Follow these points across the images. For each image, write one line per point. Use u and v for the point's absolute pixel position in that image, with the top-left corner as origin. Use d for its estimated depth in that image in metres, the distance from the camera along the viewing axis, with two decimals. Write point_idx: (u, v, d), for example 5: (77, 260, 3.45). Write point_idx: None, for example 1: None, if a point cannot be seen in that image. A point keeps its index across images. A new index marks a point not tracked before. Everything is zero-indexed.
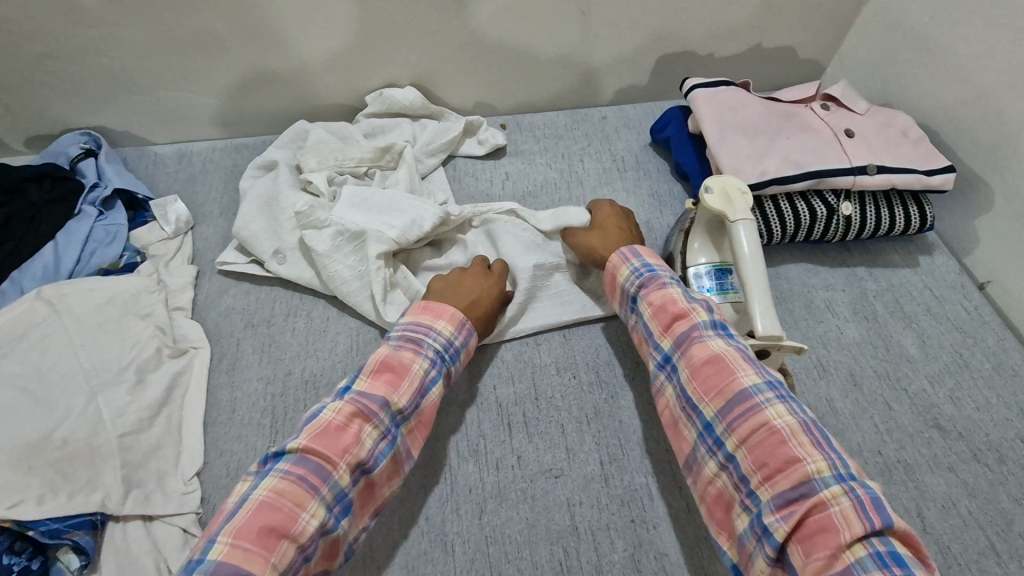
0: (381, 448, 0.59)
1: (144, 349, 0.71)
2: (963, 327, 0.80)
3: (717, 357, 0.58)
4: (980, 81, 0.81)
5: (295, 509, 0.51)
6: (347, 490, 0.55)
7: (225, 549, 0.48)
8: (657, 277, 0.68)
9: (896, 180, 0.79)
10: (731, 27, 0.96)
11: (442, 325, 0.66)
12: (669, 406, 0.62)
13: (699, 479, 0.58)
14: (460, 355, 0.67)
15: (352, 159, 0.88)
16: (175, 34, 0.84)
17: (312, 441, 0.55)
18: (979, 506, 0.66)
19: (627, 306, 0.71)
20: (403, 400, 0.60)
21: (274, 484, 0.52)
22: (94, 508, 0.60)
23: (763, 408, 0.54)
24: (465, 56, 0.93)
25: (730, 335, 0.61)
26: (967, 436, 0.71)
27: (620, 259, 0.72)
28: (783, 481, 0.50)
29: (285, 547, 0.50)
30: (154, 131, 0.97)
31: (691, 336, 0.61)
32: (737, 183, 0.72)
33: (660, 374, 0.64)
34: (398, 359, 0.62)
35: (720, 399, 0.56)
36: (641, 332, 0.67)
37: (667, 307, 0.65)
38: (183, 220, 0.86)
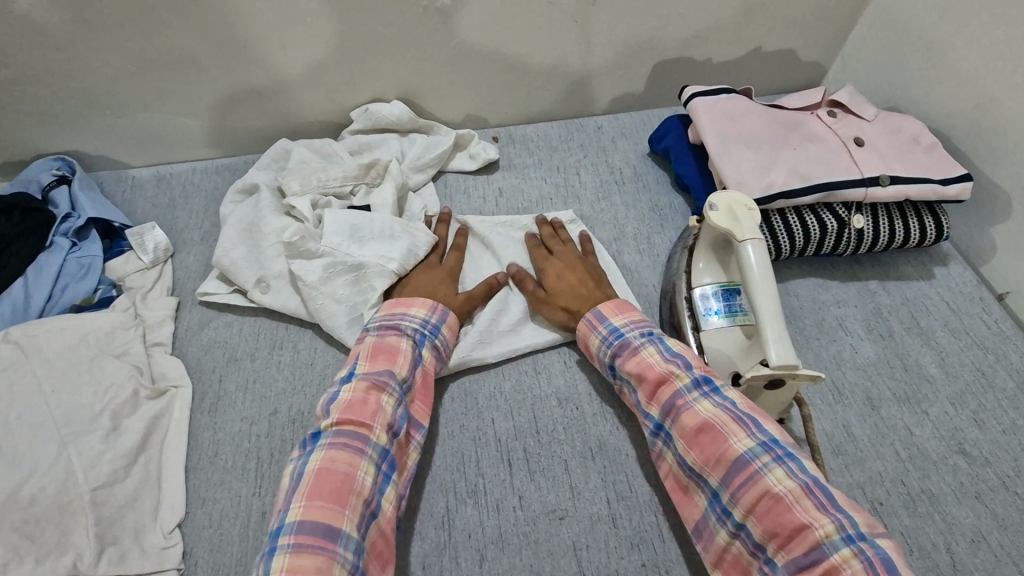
0: (401, 412, 0.61)
1: (119, 391, 0.66)
2: (983, 343, 0.76)
3: (707, 425, 0.57)
4: (994, 84, 0.78)
5: (351, 469, 0.55)
6: (388, 448, 0.59)
7: (301, 511, 0.52)
8: (629, 342, 0.66)
9: (910, 191, 0.75)
10: (730, 31, 0.93)
11: (415, 309, 0.69)
12: (671, 473, 0.61)
13: (710, 548, 0.56)
14: (441, 330, 0.69)
15: (337, 178, 0.84)
16: (148, 54, 0.80)
17: (343, 415, 0.58)
18: (1010, 539, 0.62)
19: (608, 372, 0.68)
20: (406, 369, 0.64)
21: (323, 455, 0.55)
22: (65, 571, 0.55)
23: (763, 475, 0.52)
24: (454, 69, 0.89)
25: (716, 392, 0.60)
26: (994, 461, 0.67)
27: (588, 326, 0.70)
28: (797, 549, 0.49)
29: (355, 503, 0.54)
30: (131, 154, 0.93)
31: (678, 404, 0.59)
32: (743, 199, 0.68)
33: (655, 441, 0.62)
34: (386, 342, 0.65)
35: (719, 469, 0.55)
36: (629, 398, 0.66)
37: (647, 374, 0.63)
38: (162, 248, 0.82)
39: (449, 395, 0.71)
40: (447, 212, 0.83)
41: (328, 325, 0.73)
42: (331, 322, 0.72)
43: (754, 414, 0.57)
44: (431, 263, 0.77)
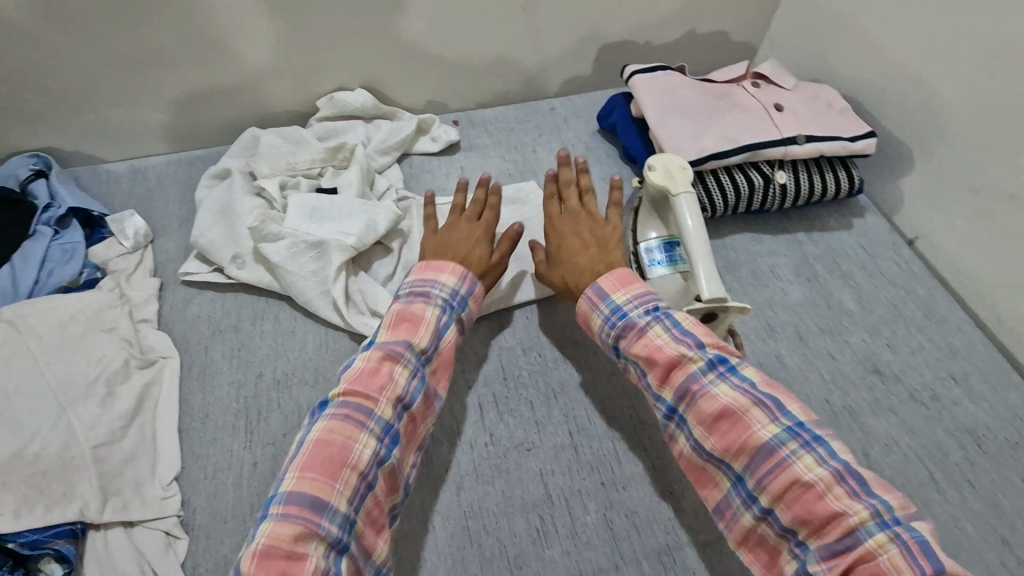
0: (414, 385, 0.61)
1: (111, 361, 0.71)
2: (895, 281, 0.86)
3: (728, 411, 0.55)
4: (894, 53, 0.88)
5: (348, 441, 0.55)
6: (392, 422, 0.58)
7: (293, 482, 0.52)
8: (633, 321, 0.63)
9: (823, 148, 0.85)
10: (667, 15, 1.02)
11: (445, 277, 0.68)
12: (686, 456, 0.60)
13: (733, 528, 0.56)
14: (468, 303, 0.69)
15: (305, 161, 0.90)
16: (121, 50, 0.84)
17: (351, 384, 0.58)
18: (917, 441, 0.72)
19: (612, 352, 0.67)
20: (424, 341, 0.63)
21: (324, 425, 0.56)
22: (72, 518, 0.60)
23: (792, 462, 0.52)
24: (414, 57, 0.96)
25: (733, 372, 0.58)
26: (903, 378, 0.77)
27: (588, 304, 0.67)
28: (829, 535, 0.49)
29: (348, 476, 0.54)
30: (105, 148, 0.97)
31: (693, 389, 0.58)
32: (676, 160, 0.77)
33: (667, 425, 0.61)
34: (412, 310, 0.65)
35: (745, 455, 0.54)
36: (638, 379, 0.64)
37: (655, 356, 0.60)
38: (142, 234, 0.86)
39: None
40: (487, 175, 0.79)
41: (302, 293, 0.78)
42: (304, 291, 0.78)
43: (777, 397, 0.56)
44: (469, 222, 0.75)
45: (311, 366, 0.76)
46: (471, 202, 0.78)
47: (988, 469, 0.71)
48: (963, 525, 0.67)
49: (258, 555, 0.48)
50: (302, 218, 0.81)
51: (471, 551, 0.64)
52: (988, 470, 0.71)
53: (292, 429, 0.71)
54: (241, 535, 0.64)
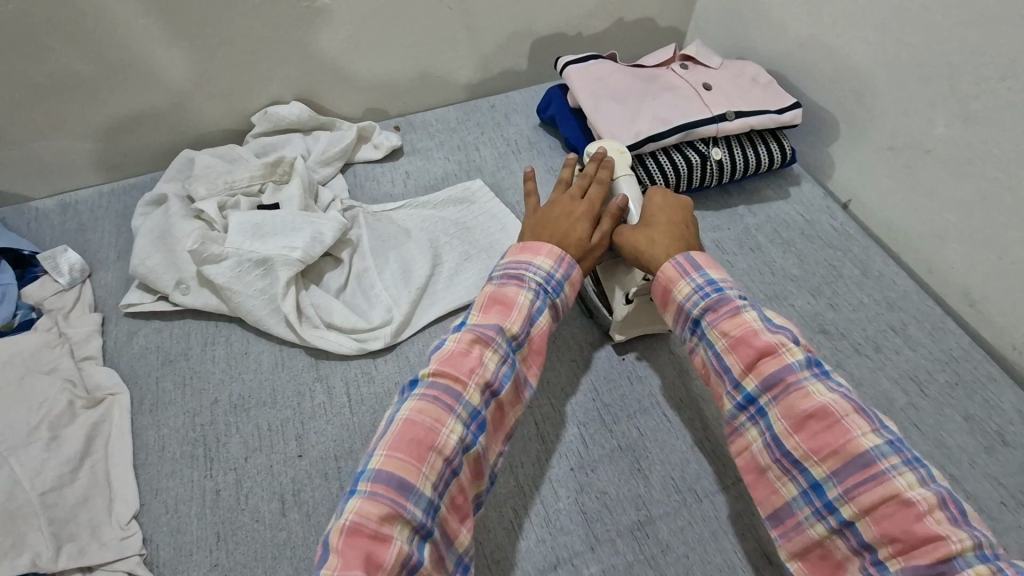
0: (504, 370, 0.59)
1: (54, 404, 0.68)
2: (833, 243, 0.90)
3: (825, 413, 0.53)
4: (809, 26, 0.92)
5: (435, 424, 0.53)
6: (479, 409, 0.56)
7: (382, 459, 0.50)
8: (726, 299, 0.60)
9: (753, 122, 0.88)
10: (594, 5, 1.03)
11: (541, 260, 0.64)
12: (755, 451, 0.58)
13: (795, 535, 0.55)
14: (563, 287, 0.65)
15: (243, 178, 0.88)
16: (34, 81, 0.81)
17: (442, 364, 0.56)
18: (865, 392, 0.76)
19: (686, 328, 0.63)
20: (516, 326, 0.60)
21: (414, 404, 0.53)
22: (23, 570, 0.58)
23: (891, 476, 0.49)
24: (346, 64, 0.95)
25: (829, 376, 0.56)
26: (847, 334, 0.81)
27: (676, 270, 0.64)
28: (920, 557, 0.46)
29: (433, 460, 0.52)
30: (29, 185, 0.92)
31: (785, 383, 0.55)
32: (615, 146, 0.80)
33: (739, 415, 0.59)
34: (505, 292, 0.62)
35: (835, 460, 0.52)
36: (708, 362, 0.61)
37: (747, 341, 0.57)
38: (78, 269, 0.83)
39: (381, 358, 0.77)
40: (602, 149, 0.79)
41: (252, 313, 0.77)
42: (253, 310, 0.77)
43: (877, 410, 0.54)
44: (572, 199, 0.72)
45: (268, 387, 0.74)
46: (579, 176, 0.76)
47: (932, 411, 0.75)
48: None
49: (347, 530, 0.47)
50: (244, 236, 0.79)
51: None
52: (932, 412, 0.75)
53: (254, 451, 0.69)
54: (210, 565, 0.62)
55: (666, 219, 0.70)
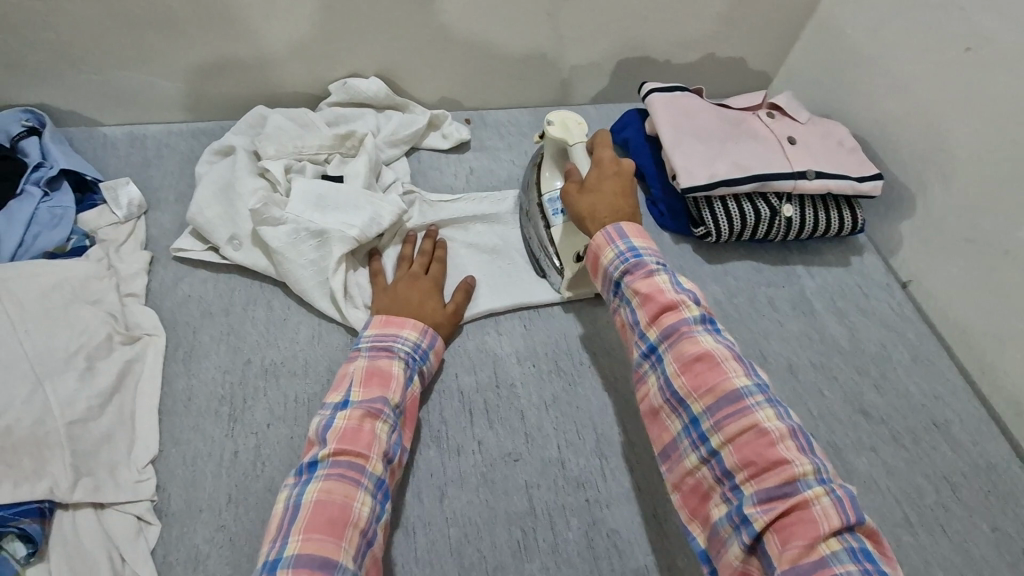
0: (394, 438, 0.61)
1: (94, 335, 0.68)
2: (887, 322, 0.88)
3: (708, 355, 0.55)
4: (905, 99, 0.89)
5: (347, 499, 0.53)
6: (383, 478, 0.58)
7: (298, 544, 0.49)
8: (643, 262, 0.62)
9: (832, 185, 0.86)
10: (689, 36, 1.02)
11: (407, 332, 0.69)
12: (650, 395, 0.59)
13: (676, 469, 0.56)
14: (429, 356, 0.70)
15: (312, 146, 0.88)
16: (129, 12, 0.81)
17: (340, 443, 0.57)
18: (896, 483, 0.74)
19: (610, 289, 0.65)
20: (398, 395, 0.63)
21: (320, 486, 0.53)
22: (41, 497, 0.57)
23: (754, 410, 0.51)
24: (433, 50, 0.94)
25: (718, 331, 0.58)
26: (888, 420, 0.79)
27: (605, 238, 0.64)
28: (768, 479, 0.48)
29: (351, 533, 0.52)
30: (103, 111, 0.93)
31: (680, 331, 0.57)
32: (574, 116, 0.81)
33: (643, 363, 0.60)
34: (379, 365, 0.65)
35: (710, 396, 0.53)
36: (626, 320, 0.62)
37: (655, 296, 0.59)
38: (136, 204, 0.84)
39: None
40: (434, 228, 0.84)
41: (300, 283, 0.77)
42: (302, 280, 0.77)
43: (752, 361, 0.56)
44: (415, 275, 0.77)
45: (301, 357, 0.74)
46: (420, 253, 0.80)
47: (962, 515, 0.72)
48: (934, 569, 0.68)
49: None
50: (307, 206, 0.79)
51: (450, 560, 0.63)
52: (962, 517, 0.72)
53: (278, 420, 0.69)
54: (216, 526, 0.62)
55: (606, 181, 0.70)
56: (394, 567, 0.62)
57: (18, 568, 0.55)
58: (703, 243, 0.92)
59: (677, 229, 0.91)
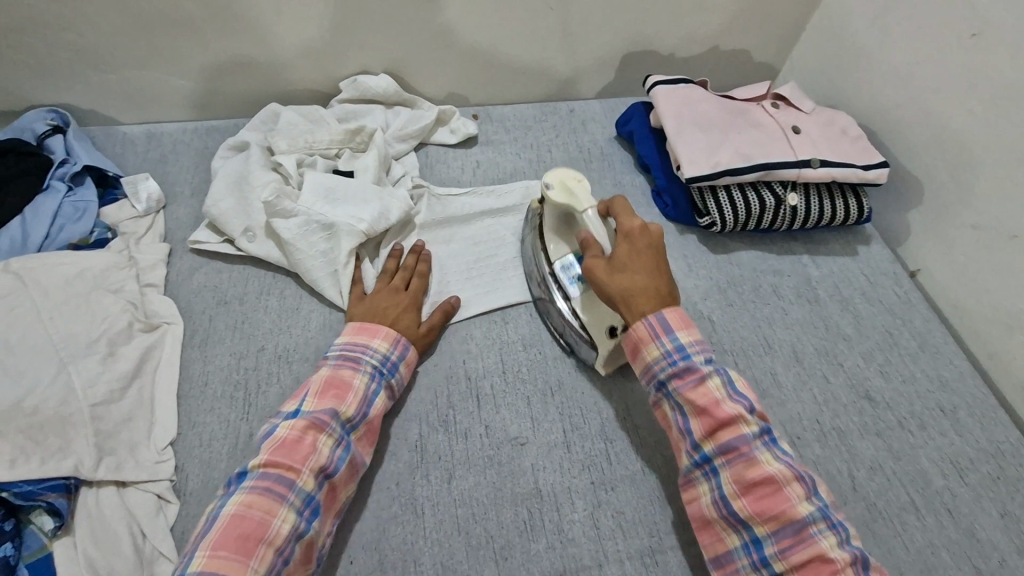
0: (340, 453, 0.60)
1: (115, 322, 0.71)
2: (894, 309, 0.88)
3: (770, 479, 0.55)
4: (911, 86, 0.89)
5: (266, 516, 0.54)
6: (314, 494, 0.57)
7: (205, 560, 0.50)
8: (692, 365, 0.60)
9: (836, 173, 0.87)
10: (693, 29, 1.02)
11: (377, 343, 0.69)
12: (702, 507, 0.59)
13: (698, 515, 0.61)
14: (399, 368, 0.70)
15: (323, 141, 0.90)
16: (147, 13, 0.84)
17: (272, 455, 0.57)
18: (901, 467, 0.74)
19: (651, 384, 0.64)
20: (351, 409, 0.63)
21: (241, 499, 0.54)
22: (67, 473, 0.60)
23: (818, 540, 0.53)
24: (440, 47, 0.96)
25: (776, 443, 0.58)
26: (894, 406, 0.79)
27: (649, 331, 0.63)
28: (787, 536, 0.53)
29: (263, 552, 0.52)
30: (123, 110, 0.96)
31: (739, 450, 0.56)
32: (573, 173, 0.77)
33: (694, 468, 0.60)
34: (341, 377, 0.65)
35: (774, 523, 0.54)
36: (671, 420, 0.62)
37: (712, 411, 0.58)
38: (155, 198, 0.87)
39: None
40: (421, 244, 0.82)
41: (311, 272, 0.79)
42: (313, 269, 0.79)
43: (809, 472, 0.57)
44: (394, 290, 0.76)
45: (313, 344, 0.76)
46: (402, 268, 0.79)
47: (969, 499, 0.72)
48: (940, 552, 0.69)
49: None
50: (317, 200, 0.81)
51: (458, 538, 0.64)
52: (968, 501, 0.72)
53: None
54: None
55: (636, 258, 0.67)
56: (403, 544, 0.63)
57: (47, 540, 0.59)
58: (708, 233, 0.93)
59: (682, 220, 0.92)
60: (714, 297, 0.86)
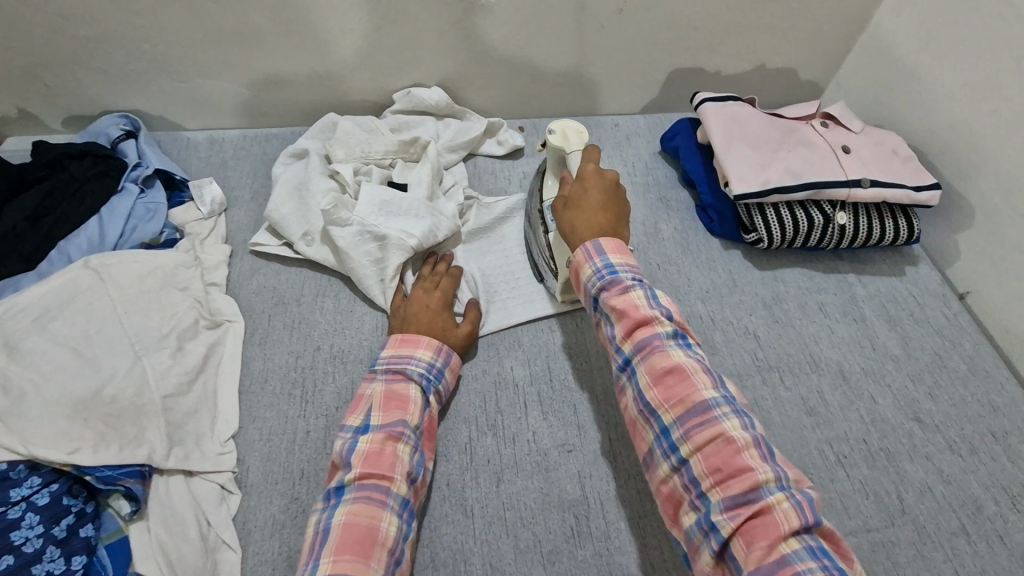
0: (416, 459, 0.64)
1: (183, 318, 0.75)
2: (943, 331, 0.87)
3: (680, 369, 0.56)
4: (963, 109, 0.89)
5: (374, 521, 0.57)
6: (408, 498, 0.61)
7: (330, 565, 0.53)
8: (619, 280, 0.62)
9: (887, 194, 0.87)
10: (740, 48, 1.04)
11: (421, 352, 0.70)
12: (628, 406, 0.60)
13: (654, 477, 0.57)
14: (444, 374, 0.71)
15: (377, 150, 0.93)
16: (218, 26, 0.88)
17: (363, 467, 0.60)
18: (952, 491, 0.73)
19: (590, 304, 0.66)
20: (417, 417, 0.66)
21: (347, 509, 0.57)
22: (142, 460, 0.63)
23: (721, 421, 0.53)
24: (490, 62, 0.99)
25: (692, 347, 0.59)
26: (944, 429, 0.78)
27: (584, 255, 0.65)
28: (733, 485, 0.50)
29: (379, 553, 0.55)
30: (188, 117, 1.01)
31: (653, 346, 0.58)
32: (575, 125, 0.81)
33: (621, 374, 0.61)
34: (396, 389, 0.67)
35: (680, 409, 0.55)
36: (606, 334, 0.64)
37: (630, 312, 0.60)
38: (218, 202, 0.91)
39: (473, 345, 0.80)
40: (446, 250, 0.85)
41: (367, 278, 0.81)
42: (369, 276, 0.81)
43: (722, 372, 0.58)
44: (427, 292, 0.78)
45: (367, 346, 0.79)
46: (432, 274, 0.81)
47: None
48: None
49: None
50: (372, 210, 0.84)
51: (506, 540, 0.66)
52: None
53: (345, 403, 0.74)
54: (291, 498, 0.66)
55: (589, 197, 0.70)
56: (453, 543, 0.65)
57: (124, 523, 0.62)
58: (753, 249, 0.93)
59: (727, 235, 0.93)
60: (758, 313, 0.87)
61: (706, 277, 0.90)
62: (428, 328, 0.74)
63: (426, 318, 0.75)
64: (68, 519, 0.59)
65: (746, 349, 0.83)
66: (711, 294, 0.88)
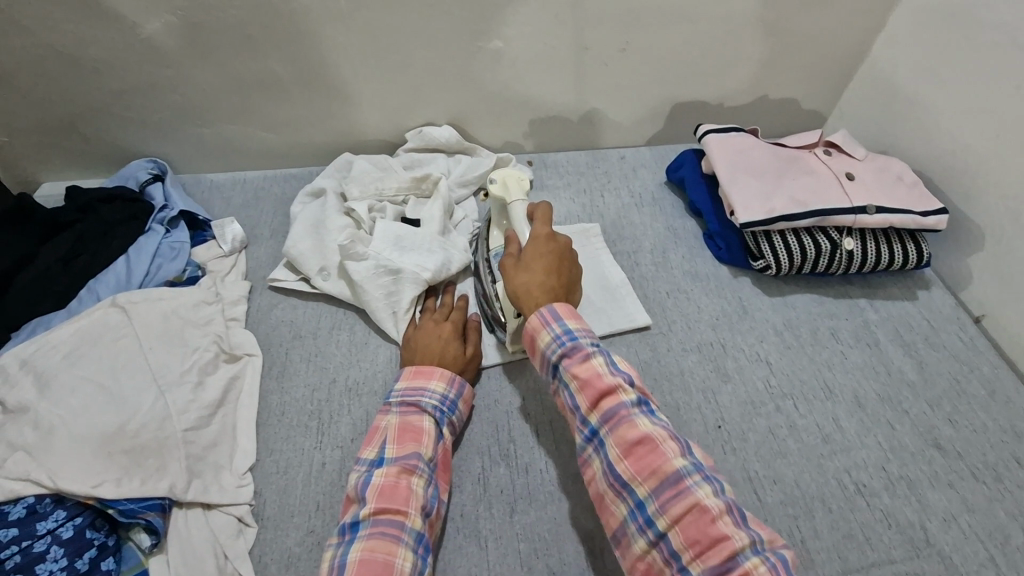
0: (430, 492, 0.64)
1: (204, 353, 0.77)
2: (960, 355, 0.86)
3: (647, 437, 0.54)
4: (966, 134, 0.90)
5: (389, 557, 0.57)
6: (422, 532, 0.61)
7: None
8: (579, 345, 0.61)
9: (893, 219, 0.87)
10: (742, 81, 1.06)
11: (434, 383, 0.71)
12: (594, 479, 0.58)
13: (627, 555, 0.55)
14: (457, 405, 0.72)
15: (391, 188, 0.97)
16: (242, 75, 0.94)
17: (379, 502, 0.60)
18: (978, 520, 0.71)
19: (547, 371, 0.64)
20: (430, 450, 0.66)
21: (363, 545, 0.57)
22: (163, 493, 0.65)
23: (693, 491, 0.51)
24: (499, 100, 1.03)
25: (654, 413, 0.58)
26: (965, 456, 0.76)
27: (540, 320, 0.63)
28: (712, 557, 0.48)
29: None
30: (212, 160, 1.06)
31: (627, 428, 0.55)
32: (515, 172, 0.83)
33: (591, 450, 0.59)
34: (409, 422, 0.68)
35: (652, 480, 0.53)
36: (565, 403, 0.61)
37: (593, 382, 0.58)
38: (239, 239, 0.94)
39: (486, 375, 0.81)
40: (451, 285, 0.87)
41: (382, 312, 0.83)
42: (384, 311, 0.83)
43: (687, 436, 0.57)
44: (436, 322, 0.79)
45: (382, 378, 0.80)
46: (440, 306, 0.83)
47: None
48: None
49: None
50: (386, 246, 0.87)
51: (521, 573, 0.65)
52: None
53: (360, 435, 0.75)
54: (306, 531, 0.67)
55: (539, 258, 0.70)
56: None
57: (143, 557, 0.63)
58: (761, 276, 0.94)
59: (735, 262, 0.94)
60: (770, 339, 0.87)
61: (716, 305, 0.90)
62: (437, 358, 0.75)
63: (434, 349, 0.76)
64: (90, 552, 0.61)
65: (759, 376, 0.83)
66: (722, 322, 0.88)
